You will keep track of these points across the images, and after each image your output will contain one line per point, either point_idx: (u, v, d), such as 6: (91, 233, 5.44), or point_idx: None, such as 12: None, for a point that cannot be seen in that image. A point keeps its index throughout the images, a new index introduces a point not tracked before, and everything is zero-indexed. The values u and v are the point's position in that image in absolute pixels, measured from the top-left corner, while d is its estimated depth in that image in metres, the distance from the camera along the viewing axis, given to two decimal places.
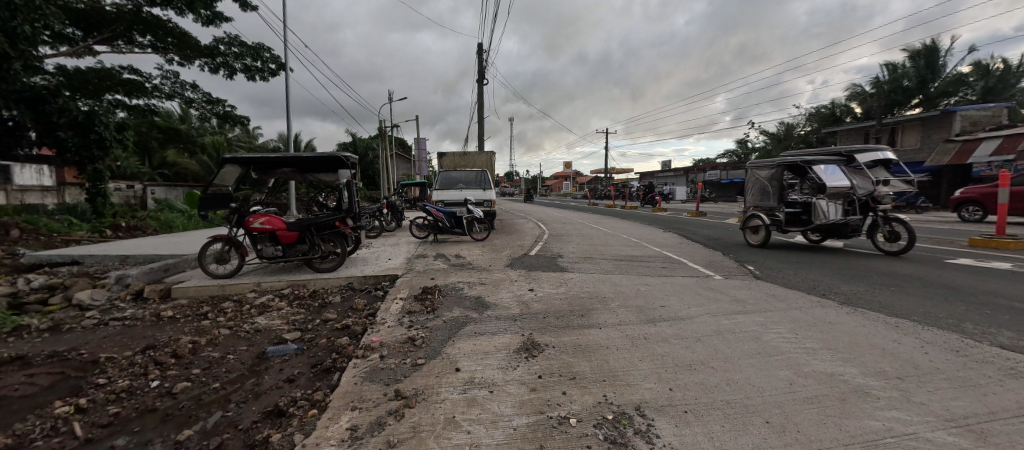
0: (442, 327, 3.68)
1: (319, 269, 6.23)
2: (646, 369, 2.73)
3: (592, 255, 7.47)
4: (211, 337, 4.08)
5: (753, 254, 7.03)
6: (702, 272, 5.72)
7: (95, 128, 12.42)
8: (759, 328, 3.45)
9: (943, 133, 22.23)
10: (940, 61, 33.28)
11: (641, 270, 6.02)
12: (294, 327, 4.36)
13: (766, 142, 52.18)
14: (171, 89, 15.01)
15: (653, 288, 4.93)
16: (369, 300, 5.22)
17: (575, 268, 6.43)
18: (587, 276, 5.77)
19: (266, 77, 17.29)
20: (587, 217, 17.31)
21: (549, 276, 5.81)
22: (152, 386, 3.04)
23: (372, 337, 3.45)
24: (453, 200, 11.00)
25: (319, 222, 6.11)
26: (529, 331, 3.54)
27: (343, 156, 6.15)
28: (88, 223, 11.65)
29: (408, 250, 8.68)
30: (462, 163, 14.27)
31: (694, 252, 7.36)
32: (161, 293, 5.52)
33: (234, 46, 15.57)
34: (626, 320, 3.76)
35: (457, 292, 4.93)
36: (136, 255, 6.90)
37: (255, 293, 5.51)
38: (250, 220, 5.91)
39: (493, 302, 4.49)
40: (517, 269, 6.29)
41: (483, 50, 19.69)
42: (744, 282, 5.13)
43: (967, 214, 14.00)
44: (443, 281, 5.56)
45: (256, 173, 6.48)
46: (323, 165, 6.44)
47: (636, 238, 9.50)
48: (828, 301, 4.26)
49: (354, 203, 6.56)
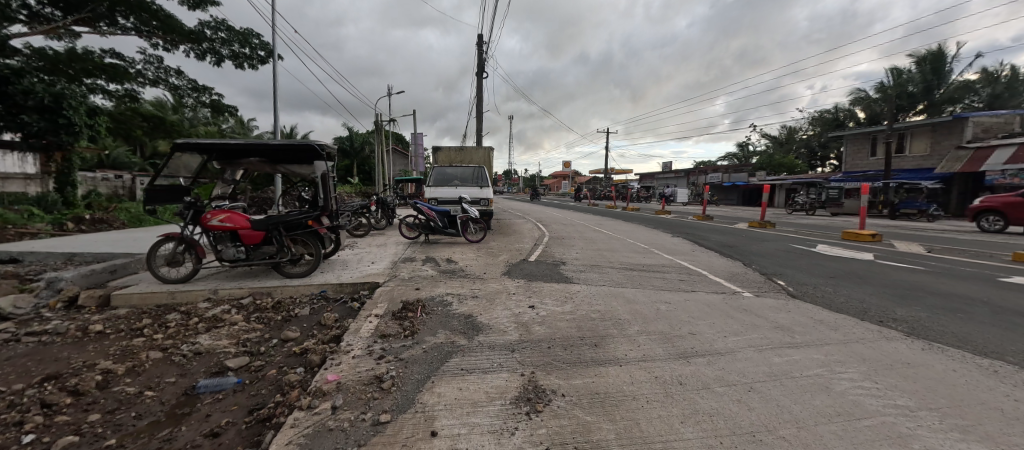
0: (420, 360, 2.91)
1: (289, 274, 5.43)
2: (693, 439, 1.97)
3: (599, 263, 6.71)
4: (134, 364, 3.28)
5: (778, 266, 6.30)
6: (728, 288, 4.96)
7: (63, 112, 11.30)
8: (823, 372, 2.70)
9: (954, 139, 21.61)
10: (946, 67, 32.66)
11: (658, 284, 5.25)
12: (244, 351, 3.57)
13: (767, 146, 51.58)
14: (155, 75, 14.03)
15: (677, 308, 4.19)
16: (341, 315, 4.44)
17: (581, 278, 5.68)
18: (596, 289, 5.02)
19: (255, 64, 16.41)
20: (588, 218, 16.57)
21: (552, 288, 5.05)
22: (22, 444, 2.25)
23: (329, 373, 2.68)
24: (446, 198, 10.19)
25: (289, 221, 5.31)
26: (531, 369, 2.77)
27: (318, 145, 5.32)
28: (52, 215, 10.77)
29: (396, 252, 7.89)
30: (458, 159, 13.47)
31: (712, 263, 6.61)
32: (99, 301, 4.72)
33: (220, 30, 14.68)
34: (651, 354, 3.01)
35: (444, 308, 4.15)
36: (83, 253, 6.12)
37: (209, 303, 4.72)
38: (207, 217, 5.09)
39: (487, 323, 3.71)
40: (515, 279, 5.51)
41: (484, 42, 18.88)
42: (780, 303, 4.39)
43: (987, 224, 13.37)
44: (429, 292, 4.77)
45: (218, 162, 5.63)
46: (295, 156, 5.62)
47: (645, 243, 8.73)
48: (891, 331, 3.51)
49: (331, 199, 5.73)
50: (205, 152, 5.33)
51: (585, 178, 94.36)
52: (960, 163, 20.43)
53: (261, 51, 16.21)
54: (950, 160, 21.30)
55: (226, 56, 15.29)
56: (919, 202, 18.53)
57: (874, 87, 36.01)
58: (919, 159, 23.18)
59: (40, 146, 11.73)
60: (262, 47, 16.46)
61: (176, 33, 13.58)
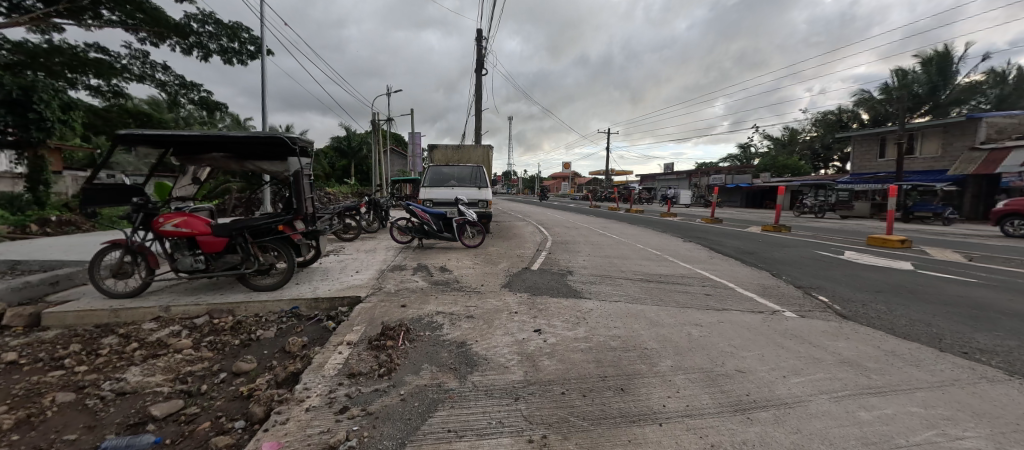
0: (395, 416, 2.18)
1: (256, 287, 4.71)
2: None
3: (611, 273, 6.01)
4: (32, 413, 2.55)
5: (812, 278, 5.61)
6: (766, 306, 4.25)
7: (33, 106, 9.70)
8: (937, 438, 1.99)
9: (966, 140, 20.95)
10: (952, 67, 32.08)
11: (682, 300, 4.53)
12: (179, 392, 2.85)
13: (769, 146, 50.97)
14: (141, 71, 12.68)
15: (713, 333, 3.49)
16: (311, 340, 3.74)
17: (592, 291, 4.99)
18: (611, 306, 4.33)
19: (244, 60, 15.72)
20: (591, 221, 15.91)
21: (559, 305, 4.34)
22: None
23: (268, 441, 1.95)
24: (442, 199, 9.50)
25: (256, 226, 4.58)
26: (542, 431, 2.04)
27: (288, 138, 4.52)
28: (19, 216, 10.00)
29: (385, 258, 7.18)
30: (455, 158, 12.74)
31: (736, 273, 5.91)
32: (29, 320, 4.02)
33: (208, 24, 13.99)
34: (696, 405, 2.29)
35: (432, 333, 3.45)
36: (28, 261, 5.41)
37: (157, 324, 4.00)
38: (159, 221, 4.36)
39: (483, 355, 2.99)
40: (517, 294, 4.79)
41: (483, 38, 18.20)
42: (832, 327, 3.69)
43: (1012, 228, 12.72)
44: (417, 311, 4.05)
45: (178, 158, 4.91)
46: (266, 151, 4.86)
47: (657, 250, 8.02)
48: (989, 369, 2.81)
49: (306, 201, 5.00)
50: (158, 145, 4.58)
51: (586, 179, 93.77)
52: (974, 164, 19.76)
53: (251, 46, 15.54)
54: (963, 162, 20.66)
55: (213, 51, 14.55)
56: (933, 205, 17.99)
57: (879, 88, 35.41)
58: (929, 161, 22.54)
59: (12, 143, 10.49)
60: (251, 42, 15.76)
61: (162, 26, 12.78)
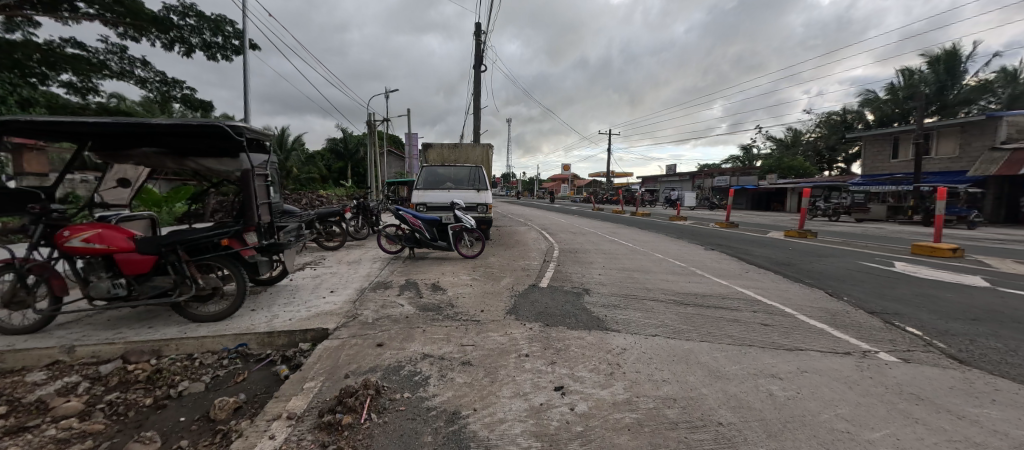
0: None
1: (196, 317, 3.72)
2: None
3: (636, 292, 5.01)
4: None
5: (882, 299, 4.62)
6: (849, 345, 3.28)
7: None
8: None
9: (985, 140, 20.07)
10: (961, 66, 31.20)
11: (738, 334, 3.54)
12: None
13: (772, 147, 50.14)
14: (121, 68, 10.83)
15: (805, 394, 2.49)
16: (249, 399, 2.73)
17: (617, 319, 4.02)
18: (648, 343, 3.36)
19: (228, 55, 14.78)
20: (598, 226, 14.98)
21: (583, 343, 3.33)
22: None
23: None
24: (437, 204, 8.53)
25: (192, 240, 3.58)
26: None
27: (231, 127, 3.44)
28: None
29: (370, 273, 6.19)
30: (452, 157, 11.76)
31: (786, 293, 4.93)
32: None
33: (188, 16, 12.98)
34: None
35: (413, 395, 2.45)
36: None
37: (50, 374, 3.00)
38: (64, 235, 3.36)
39: (488, 443, 1.98)
40: (525, 324, 3.79)
41: (481, 32, 17.23)
42: (959, 381, 2.69)
43: None
44: (395, 355, 3.04)
45: (96, 155, 3.93)
46: (207, 146, 3.83)
47: (680, 261, 7.07)
48: None
49: (259, 208, 3.96)
50: (66, 136, 3.55)
51: (586, 181, 92.95)
52: (996, 165, 18.82)
53: (235, 41, 14.61)
54: (984, 162, 19.73)
55: (196, 46, 13.56)
56: (959, 208, 17.09)
57: (885, 87, 34.61)
58: (945, 162, 21.68)
59: None
60: (236, 36, 14.86)
61: (143, 20, 11.32)
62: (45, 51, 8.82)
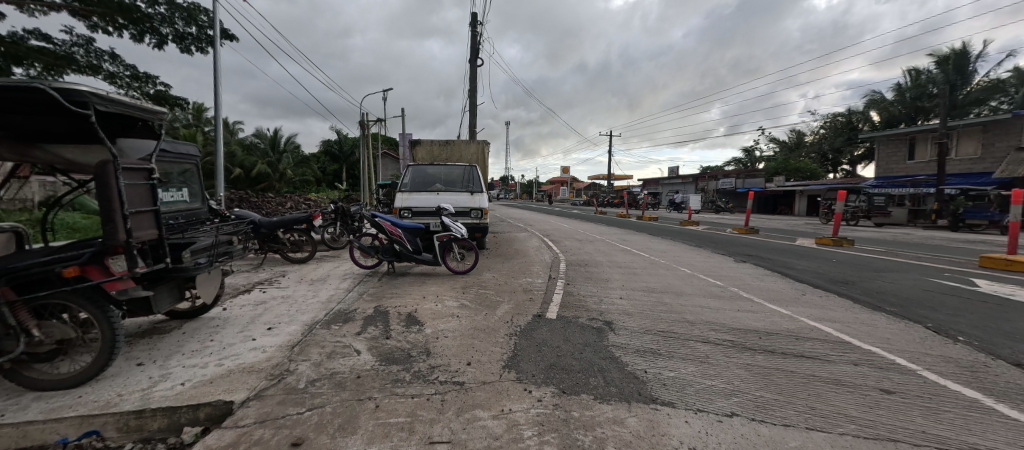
0: None
1: (38, 383, 2.49)
2: None
3: (676, 330, 3.73)
4: None
5: (1014, 341, 3.38)
6: None
7: None
8: None
9: (1011, 139, 18.97)
10: (970, 66, 30.17)
11: (861, 415, 2.28)
12: None
13: (775, 149, 49.08)
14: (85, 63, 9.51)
15: None
16: None
17: (662, 378, 2.78)
18: (728, 433, 2.11)
19: (202, 46, 13.45)
20: (604, 231, 13.77)
21: (624, 438, 2.06)
22: None
23: None
24: (422, 209, 7.31)
25: (19, 272, 2.34)
26: None
27: (65, 91, 2.15)
28: None
29: (331, 296, 4.92)
30: (443, 156, 10.52)
31: (877, 329, 3.71)
32: None
33: (159, 5, 11.66)
34: None
35: None
36: None
37: None
38: None
39: None
40: (531, 392, 2.53)
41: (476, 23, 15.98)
42: None
43: None
44: None
45: None
46: (65, 126, 2.56)
47: (714, 278, 5.87)
48: None
49: (138, 219, 2.70)
50: None
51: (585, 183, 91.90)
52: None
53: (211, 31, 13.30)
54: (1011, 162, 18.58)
55: (168, 38, 12.23)
56: (990, 211, 15.94)
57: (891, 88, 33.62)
58: (967, 163, 20.63)
59: None
60: (211, 25, 13.57)
61: (110, 8, 9.99)
62: (10, 43, 7.79)
